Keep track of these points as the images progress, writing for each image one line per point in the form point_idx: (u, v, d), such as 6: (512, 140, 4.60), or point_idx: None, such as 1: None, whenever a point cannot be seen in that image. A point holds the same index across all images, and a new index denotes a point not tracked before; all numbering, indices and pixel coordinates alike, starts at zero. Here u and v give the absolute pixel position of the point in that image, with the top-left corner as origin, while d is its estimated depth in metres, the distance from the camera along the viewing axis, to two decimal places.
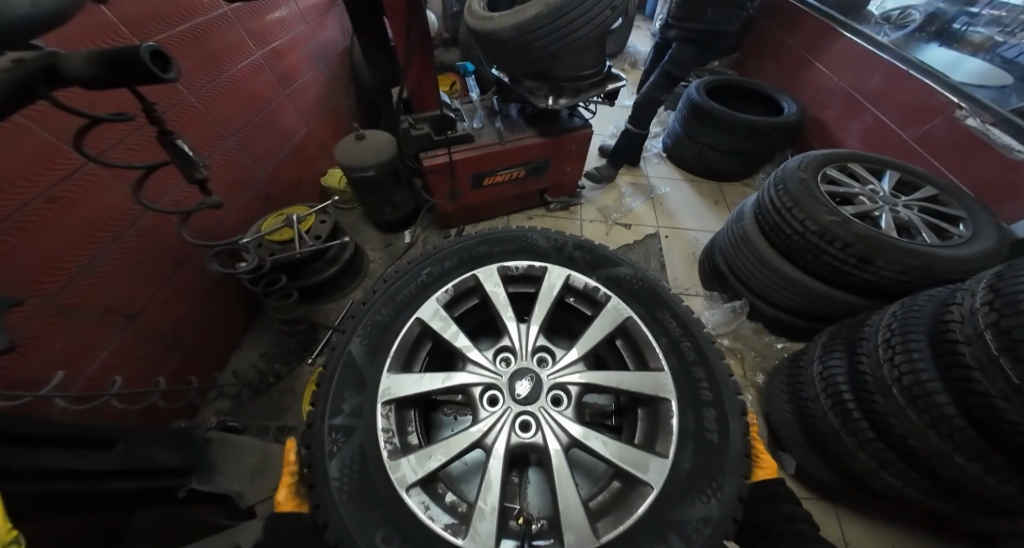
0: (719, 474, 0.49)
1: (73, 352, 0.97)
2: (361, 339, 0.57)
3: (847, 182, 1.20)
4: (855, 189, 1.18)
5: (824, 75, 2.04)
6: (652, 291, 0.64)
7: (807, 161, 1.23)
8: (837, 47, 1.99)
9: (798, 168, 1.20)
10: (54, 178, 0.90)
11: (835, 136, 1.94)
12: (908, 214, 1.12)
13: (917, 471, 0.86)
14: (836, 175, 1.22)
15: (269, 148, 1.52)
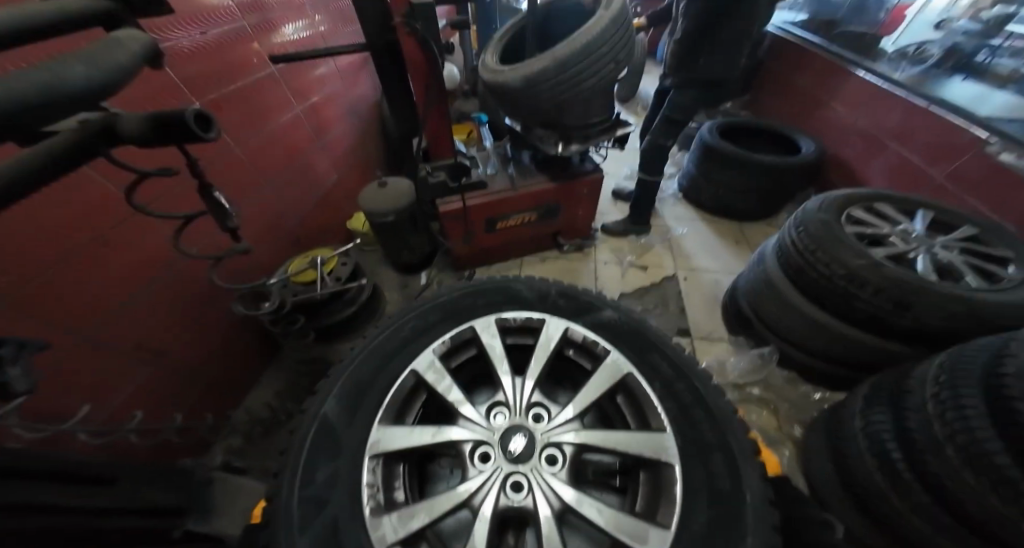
0: (743, 529, 0.44)
1: (101, 385, 1.01)
2: (352, 385, 0.57)
3: (874, 222, 1.13)
4: (884, 230, 1.11)
5: (840, 115, 2.01)
6: (641, 335, 0.63)
7: (829, 201, 1.17)
8: (850, 85, 1.98)
9: (820, 210, 1.14)
10: (109, 223, 0.98)
11: (858, 173, 1.88)
12: (947, 256, 1.03)
13: None
14: (863, 215, 1.15)
15: (301, 196, 1.63)
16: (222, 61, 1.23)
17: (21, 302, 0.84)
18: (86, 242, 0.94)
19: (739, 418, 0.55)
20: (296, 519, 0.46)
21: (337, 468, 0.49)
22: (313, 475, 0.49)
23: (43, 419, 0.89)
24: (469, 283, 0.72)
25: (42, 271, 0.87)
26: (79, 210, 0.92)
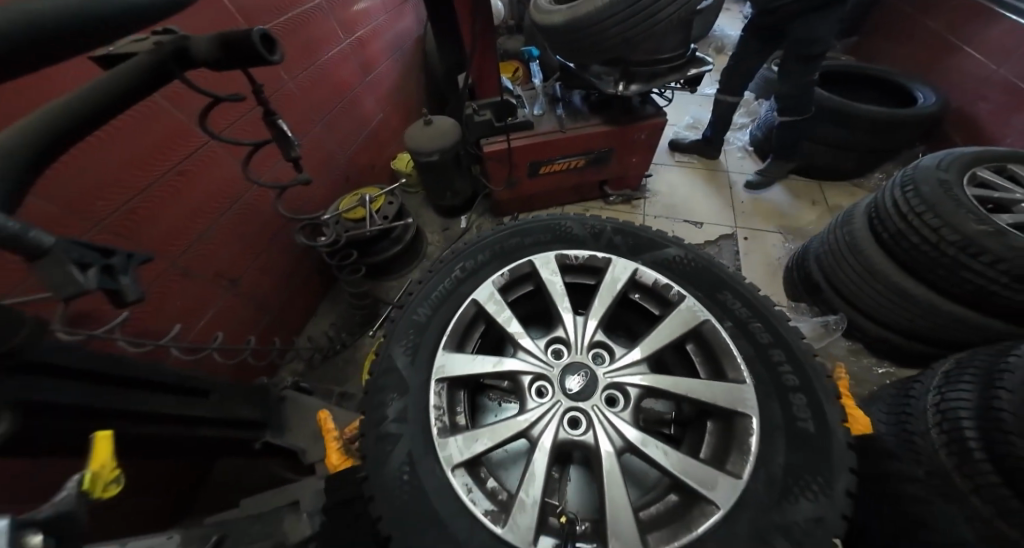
0: (829, 469, 0.43)
1: (188, 309, 1.11)
2: (416, 317, 0.57)
3: (1006, 186, 0.95)
4: (1017, 194, 0.93)
5: (977, 61, 1.70)
6: (708, 272, 0.59)
7: (947, 159, 1.00)
8: (997, 29, 1.65)
9: (938, 168, 0.98)
10: (183, 154, 1.02)
11: (988, 135, 1.59)
12: None
13: None
14: (990, 177, 0.98)
15: (350, 134, 1.62)
16: None
17: (118, 229, 0.91)
18: (164, 173, 0.99)
19: (820, 359, 0.53)
20: (375, 432, 0.49)
21: (407, 386, 0.51)
22: (389, 392, 0.51)
23: (142, 334, 1.00)
24: (521, 220, 0.68)
25: (130, 200, 0.92)
26: (156, 142, 0.96)
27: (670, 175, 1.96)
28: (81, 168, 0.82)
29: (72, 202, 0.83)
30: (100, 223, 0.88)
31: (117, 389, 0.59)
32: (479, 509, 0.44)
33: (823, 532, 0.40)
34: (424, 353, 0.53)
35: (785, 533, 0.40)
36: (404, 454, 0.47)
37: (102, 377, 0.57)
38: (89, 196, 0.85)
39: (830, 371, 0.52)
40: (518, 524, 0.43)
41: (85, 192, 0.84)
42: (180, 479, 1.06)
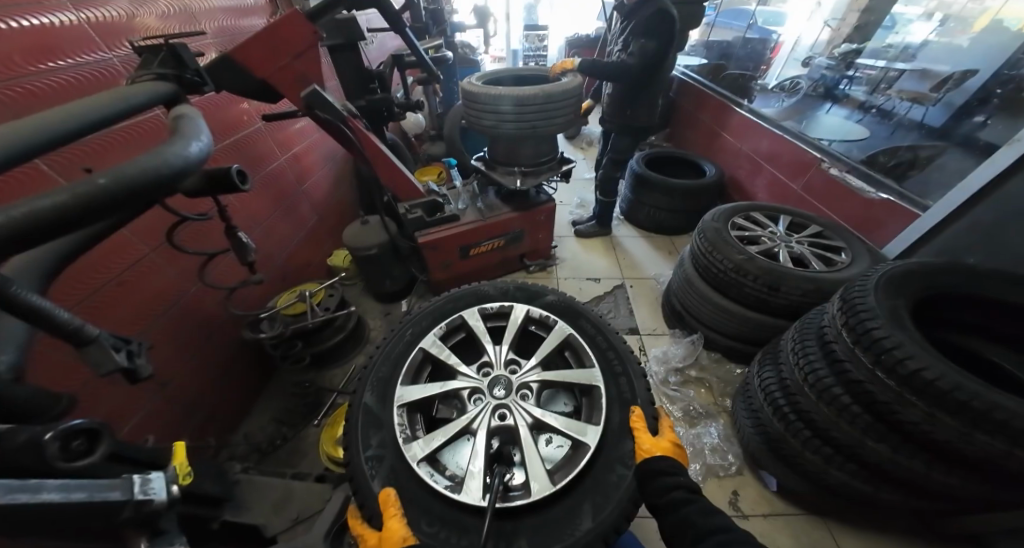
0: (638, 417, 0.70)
1: (116, 415, 1.09)
2: (382, 363, 0.78)
3: (752, 227, 1.49)
4: (757, 232, 1.47)
5: (732, 142, 2.49)
6: (572, 307, 0.88)
7: (719, 213, 1.53)
8: (735, 120, 2.46)
9: (713, 220, 1.50)
10: (128, 264, 1.12)
11: (748, 191, 2.31)
12: (799, 250, 1.39)
13: (856, 464, 1.01)
14: (743, 222, 1.52)
15: (288, 235, 1.81)
16: (217, 119, 1.44)
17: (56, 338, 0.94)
18: (107, 283, 1.07)
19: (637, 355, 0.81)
20: (361, 457, 0.66)
21: (380, 418, 0.70)
22: (366, 424, 0.69)
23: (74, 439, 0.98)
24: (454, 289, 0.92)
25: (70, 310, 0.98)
26: (104, 256, 1.06)
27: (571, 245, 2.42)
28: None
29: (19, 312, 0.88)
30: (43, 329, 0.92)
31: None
32: (441, 485, 0.63)
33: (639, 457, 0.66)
34: (388, 391, 0.74)
35: (624, 462, 0.66)
36: (387, 468, 0.65)
37: None
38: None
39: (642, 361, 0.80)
40: (470, 488, 0.63)
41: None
42: None
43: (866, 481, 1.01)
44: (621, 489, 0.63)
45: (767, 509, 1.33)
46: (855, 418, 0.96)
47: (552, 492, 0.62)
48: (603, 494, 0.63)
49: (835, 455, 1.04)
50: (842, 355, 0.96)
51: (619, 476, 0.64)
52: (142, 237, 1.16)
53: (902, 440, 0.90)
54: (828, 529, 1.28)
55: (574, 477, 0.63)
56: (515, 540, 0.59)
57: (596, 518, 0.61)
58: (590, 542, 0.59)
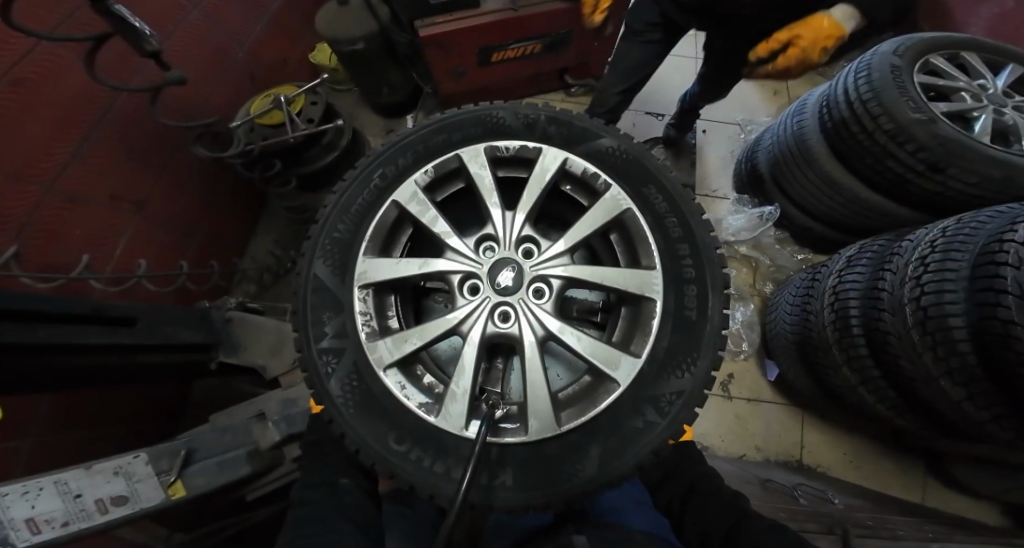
0: (698, 348, 0.48)
1: (92, 240, 0.94)
2: (344, 227, 0.54)
3: (951, 74, 1.01)
4: (959, 82, 0.99)
5: None
6: (638, 165, 0.56)
7: (905, 46, 0.98)
8: None
9: (894, 53, 0.96)
10: (8, 58, 0.72)
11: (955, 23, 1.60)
12: (1014, 117, 0.95)
13: (894, 390, 0.92)
14: (941, 65, 1.02)
15: (246, 15, 1.33)
16: None
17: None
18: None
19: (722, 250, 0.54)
20: (313, 348, 0.50)
21: (340, 302, 0.51)
22: (322, 309, 0.51)
23: (49, 269, 0.83)
24: (446, 115, 0.61)
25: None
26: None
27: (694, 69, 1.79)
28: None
29: None
30: None
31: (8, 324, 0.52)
32: (413, 403, 0.48)
33: (683, 402, 0.46)
34: (349, 269, 0.52)
35: (658, 405, 0.46)
36: (348, 363, 0.49)
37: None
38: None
39: (727, 261, 0.53)
40: (450, 411, 0.47)
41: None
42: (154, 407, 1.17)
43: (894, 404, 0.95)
44: (650, 434, 0.45)
45: (753, 394, 1.33)
46: (951, 355, 0.73)
47: (556, 434, 0.46)
48: (624, 440, 0.45)
49: (878, 379, 0.94)
50: (1010, 287, 0.62)
51: (646, 422, 0.45)
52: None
53: (994, 389, 0.69)
54: (802, 423, 1.31)
55: (588, 418, 0.46)
56: (498, 471, 0.46)
57: (604, 465, 0.45)
58: (588, 492, 0.44)
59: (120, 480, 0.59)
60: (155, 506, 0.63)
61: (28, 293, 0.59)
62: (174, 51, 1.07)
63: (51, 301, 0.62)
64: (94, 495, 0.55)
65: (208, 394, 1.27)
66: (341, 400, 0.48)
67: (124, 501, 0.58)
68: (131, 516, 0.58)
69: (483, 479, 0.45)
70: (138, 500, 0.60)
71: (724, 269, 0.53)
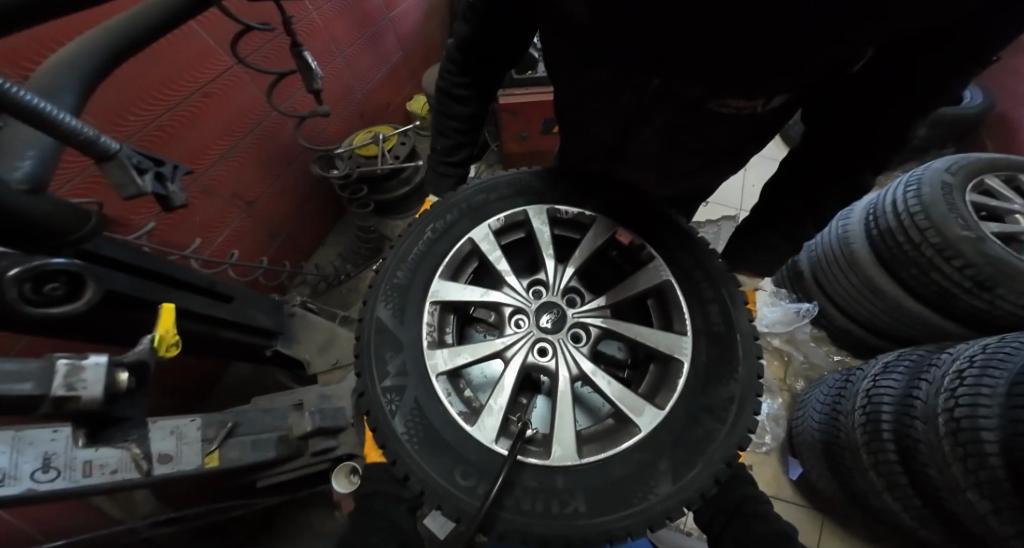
0: (735, 361, 0.54)
1: (207, 225, 1.15)
2: (415, 254, 0.61)
3: (1007, 196, 1.05)
4: (1014, 206, 1.03)
5: None
6: (684, 231, 0.62)
7: (958, 164, 1.06)
8: None
9: (947, 171, 1.04)
10: (210, 75, 1.02)
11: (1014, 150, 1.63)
12: None
13: (926, 505, 0.87)
14: (996, 186, 1.07)
15: (369, 69, 1.61)
16: None
17: (148, 146, 0.92)
18: (197, 90, 1.00)
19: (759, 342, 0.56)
20: (377, 387, 0.52)
21: (400, 341, 0.55)
22: (384, 349, 0.54)
23: (168, 244, 1.04)
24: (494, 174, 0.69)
25: (159, 117, 0.93)
26: (186, 58, 0.96)
27: (764, 168, 1.84)
28: (118, 84, 0.83)
29: (109, 115, 0.84)
30: (130, 139, 0.88)
31: (147, 282, 0.65)
32: (455, 409, 0.53)
33: (737, 407, 0.51)
34: (415, 296, 0.58)
35: (712, 412, 0.51)
36: (409, 399, 0.52)
37: (129, 269, 0.64)
38: (124, 110, 0.86)
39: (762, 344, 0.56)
40: (484, 424, 0.53)
41: (125, 103, 0.86)
42: (198, 383, 1.27)
43: (918, 520, 0.91)
44: (700, 468, 0.49)
45: (772, 490, 1.29)
46: (980, 468, 0.72)
47: (571, 466, 0.50)
48: (688, 454, 0.49)
49: (906, 489, 0.90)
50: None
51: (707, 431, 0.50)
52: (220, 45, 1.03)
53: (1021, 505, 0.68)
54: (820, 527, 1.24)
55: (607, 455, 0.50)
56: (554, 474, 0.50)
57: (678, 480, 0.48)
58: (669, 509, 0.47)
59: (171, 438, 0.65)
60: (189, 471, 0.66)
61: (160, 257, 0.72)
62: (325, 82, 1.39)
63: (182, 271, 0.76)
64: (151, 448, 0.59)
65: (244, 379, 1.37)
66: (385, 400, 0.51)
67: (168, 459, 0.62)
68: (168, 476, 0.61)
69: (554, 507, 0.47)
70: (178, 462, 0.64)
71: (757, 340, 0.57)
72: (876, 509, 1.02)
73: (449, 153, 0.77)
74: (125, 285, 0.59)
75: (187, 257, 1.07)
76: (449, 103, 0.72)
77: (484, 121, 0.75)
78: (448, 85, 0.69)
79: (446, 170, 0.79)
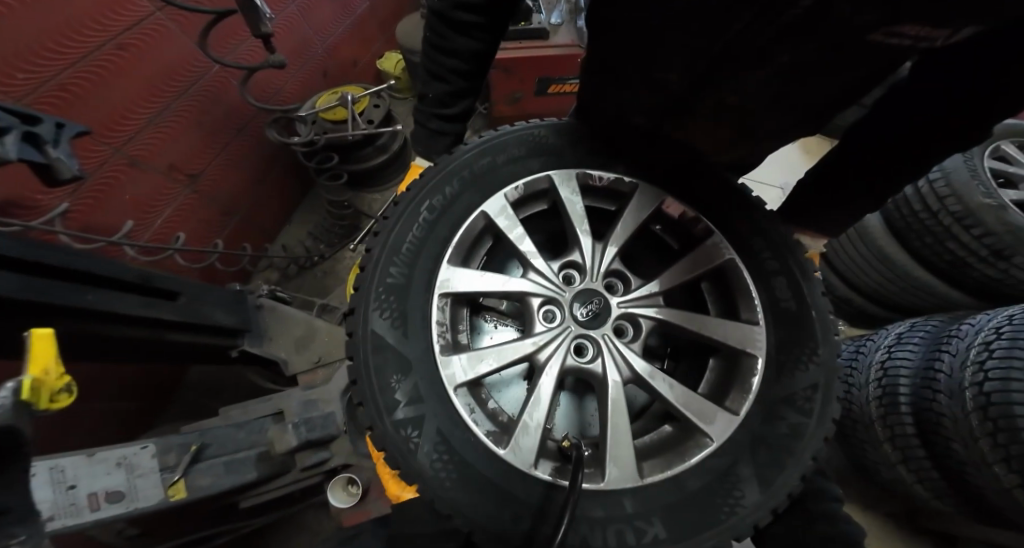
0: (814, 338, 0.46)
1: (139, 205, 0.95)
2: (412, 239, 0.48)
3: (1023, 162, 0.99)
4: None
5: None
6: (738, 196, 0.53)
7: None
8: None
9: None
10: (123, 18, 0.81)
11: None
12: None
13: (938, 473, 0.89)
14: (1011, 152, 1.00)
15: (330, 18, 1.38)
16: None
17: (49, 108, 0.73)
18: (106, 38, 0.79)
19: (836, 316, 0.48)
20: (386, 420, 0.40)
21: (409, 361, 0.43)
22: (388, 371, 0.42)
23: (91, 230, 0.86)
24: (507, 130, 0.55)
25: (62, 71, 0.73)
26: None
27: None
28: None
29: None
30: (18, 101, 0.68)
31: (47, 280, 0.51)
32: (481, 430, 0.43)
33: (821, 396, 0.44)
34: (418, 293, 0.46)
35: (795, 403, 0.43)
36: (432, 429, 0.41)
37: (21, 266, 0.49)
38: (11, 60, 0.66)
39: (840, 329, 0.48)
40: (520, 445, 0.43)
41: (12, 52, 0.66)
42: (154, 385, 1.11)
43: (933, 490, 0.92)
44: (788, 471, 0.41)
45: None
46: (1010, 442, 0.68)
47: (636, 487, 0.41)
48: (773, 456, 0.42)
49: (922, 460, 0.90)
50: None
51: (791, 426, 0.43)
52: None
53: None
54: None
55: (673, 472, 0.42)
56: (604, 499, 0.40)
57: (766, 487, 0.41)
58: (759, 521, 0.40)
59: (121, 472, 0.54)
60: (151, 507, 0.55)
61: (71, 249, 0.57)
62: (276, 31, 1.16)
63: (107, 265, 0.61)
64: (89, 488, 0.49)
65: (209, 378, 1.22)
66: (393, 428, 0.40)
67: (119, 497, 0.52)
68: (121, 517, 0.51)
69: (629, 538, 0.38)
70: (133, 498, 0.53)
71: (831, 316, 0.48)
72: (887, 478, 1.03)
73: (443, 104, 0.62)
74: (12, 287, 0.45)
75: (118, 243, 0.88)
76: (449, 34, 0.51)
77: (491, 58, 0.57)
78: (446, 6, 0.48)
79: (440, 126, 0.66)
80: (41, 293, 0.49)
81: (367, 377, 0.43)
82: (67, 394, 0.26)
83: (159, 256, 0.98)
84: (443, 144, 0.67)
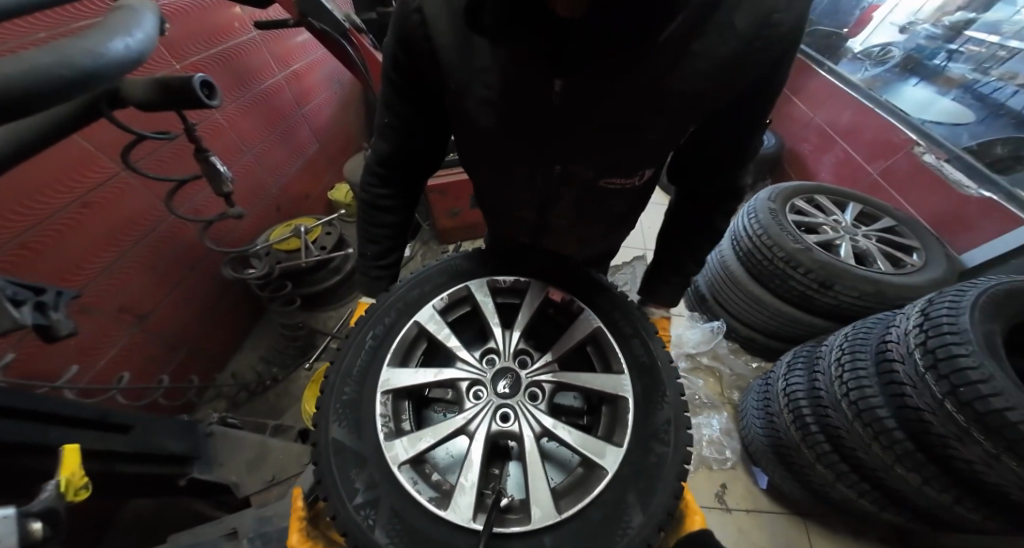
0: (661, 387, 0.61)
1: (82, 349, 1.02)
2: (361, 356, 0.61)
3: (813, 213, 1.36)
4: (820, 220, 1.33)
5: (801, 110, 2.21)
6: (598, 282, 0.72)
7: (776, 193, 1.37)
8: (813, 83, 2.17)
9: (769, 200, 1.34)
10: (91, 184, 0.97)
11: (810, 170, 2.12)
12: (865, 244, 1.28)
13: (870, 484, 0.97)
14: (804, 207, 1.37)
15: (284, 162, 1.64)
16: (203, 24, 1.24)
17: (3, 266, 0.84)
18: (71, 202, 0.94)
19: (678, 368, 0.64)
20: (348, 506, 0.49)
21: (364, 455, 0.53)
22: (348, 466, 0.52)
23: (30, 376, 0.91)
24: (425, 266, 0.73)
25: (26, 231, 0.87)
26: (66, 166, 0.92)
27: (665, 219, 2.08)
28: None
29: None
30: None
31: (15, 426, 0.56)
32: (424, 497, 0.52)
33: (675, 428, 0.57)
34: (368, 393, 0.58)
35: (660, 438, 0.56)
36: (387, 510, 0.50)
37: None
38: None
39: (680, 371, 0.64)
40: (458, 503, 0.52)
41: None
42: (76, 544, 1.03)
43: (872, 500, 0.99)
44: (660, 493, 0.53)
45: (750, 504, 1.28)
46: (893, 443, 0.85)
47: (556, 523, 0.51)
48: (648, 484, 0.53)
49: (849, 473, 0.99)
50: (904, 379, 0.82)
51: (659, 456, 0.55)
52: (106, 152, 1.00)
53: (928, 461, 0.81)
54: (807, 534, 1.23)
55: (584, 503, 0.52)
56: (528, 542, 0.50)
57: (647, 509, 0.52)
58: (647, 538, 0.50)
59: None
60: None
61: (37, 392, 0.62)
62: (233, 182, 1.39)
63: (72, 403, 0.67)
64: None
65: (141, 528, 1.13)
66: (350, 507, 0.49)
67: None
68: None
69: None
70: None
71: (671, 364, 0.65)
72: (840, 502, 1.10)
73: (380, 257, 0.77)
74: None
75: (57, 388, 0.91)
76: (374, 214, 0.73)
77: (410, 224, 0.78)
78: (370, 196, 0.71)
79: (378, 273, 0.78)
80: (2, 436, 0.55)
81: (330, 477, 0.52)
82: (85, 488, 0.37)
83: (95, 397, 1.01)
84: (381, 288, 0.79)
